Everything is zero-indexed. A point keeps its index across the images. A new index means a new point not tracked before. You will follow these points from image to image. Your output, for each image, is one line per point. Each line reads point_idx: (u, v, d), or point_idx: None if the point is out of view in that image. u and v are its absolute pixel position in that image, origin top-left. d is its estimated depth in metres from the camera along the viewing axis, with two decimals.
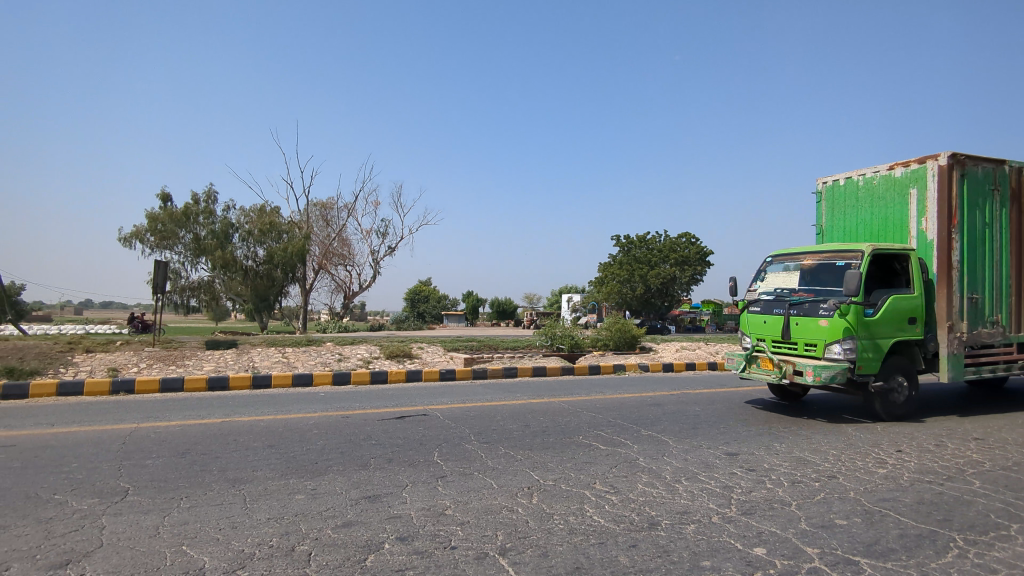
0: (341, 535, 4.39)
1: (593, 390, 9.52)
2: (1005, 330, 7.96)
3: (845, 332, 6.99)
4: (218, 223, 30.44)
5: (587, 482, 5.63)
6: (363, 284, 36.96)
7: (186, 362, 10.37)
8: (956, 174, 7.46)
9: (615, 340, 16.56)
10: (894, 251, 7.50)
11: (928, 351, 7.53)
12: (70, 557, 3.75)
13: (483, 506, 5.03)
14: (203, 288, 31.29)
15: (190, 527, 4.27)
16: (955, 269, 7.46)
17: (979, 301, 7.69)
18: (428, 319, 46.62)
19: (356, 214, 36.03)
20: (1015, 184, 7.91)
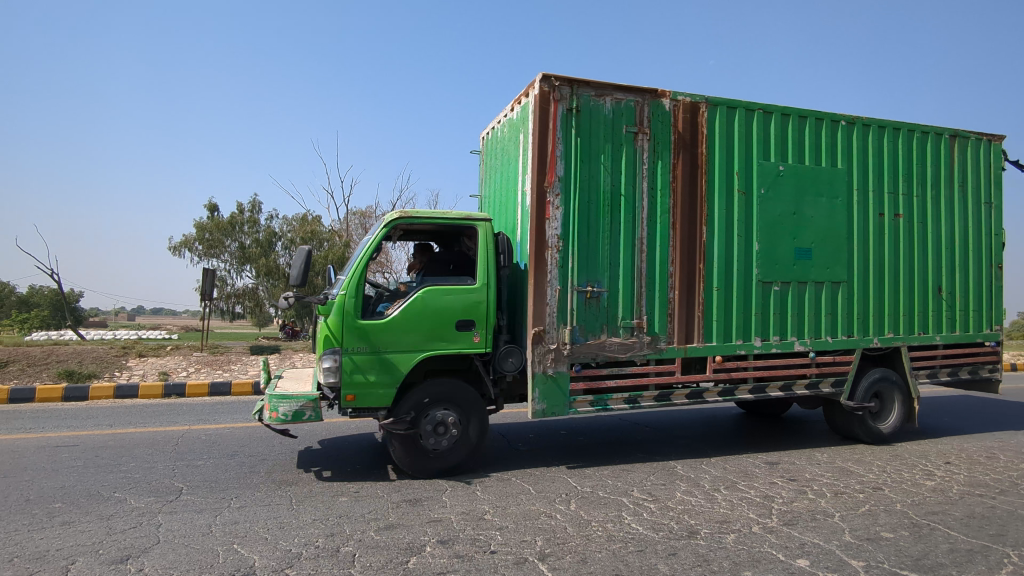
0: (384, 537, 4.48)
1: None
2: (661, 340, 5.70)
3: (324, 343, 5.16)
4: (262, 233, 31.25)
5: (625, 490, 5.61)
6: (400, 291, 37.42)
7: (232, 366, 10.68)
8: (554, 105, 5.29)
9: None
10: (448, 223, 5.44)
11: (505, 373, 5.45)
12: (129, 552, 3.91)
13: (521, 511, 5.07)
14: (247, 295, 32.12)
15: (240, 527, 4.40)
16: (555, 247, 5.32)
17: (608, 295, 5.53)
18: None
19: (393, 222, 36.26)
20: (680, 127, 5.74)
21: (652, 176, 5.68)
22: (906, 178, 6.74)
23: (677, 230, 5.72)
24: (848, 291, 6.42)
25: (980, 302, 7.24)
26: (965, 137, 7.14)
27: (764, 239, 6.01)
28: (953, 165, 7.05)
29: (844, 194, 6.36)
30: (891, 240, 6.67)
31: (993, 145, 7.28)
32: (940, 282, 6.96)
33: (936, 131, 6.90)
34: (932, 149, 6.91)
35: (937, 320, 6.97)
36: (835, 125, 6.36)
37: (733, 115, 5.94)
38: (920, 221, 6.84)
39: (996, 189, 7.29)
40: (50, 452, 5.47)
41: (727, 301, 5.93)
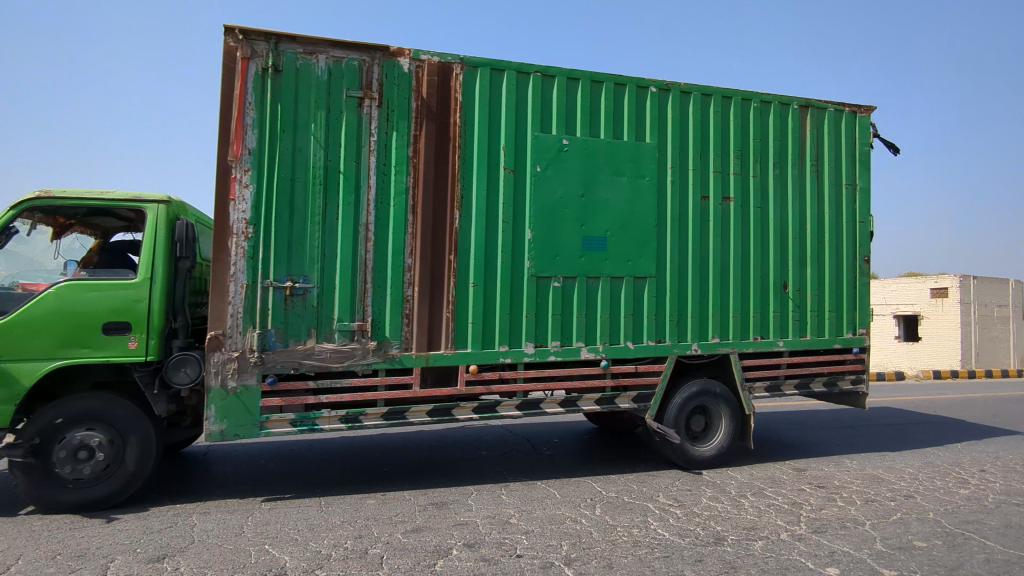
0: (411, 539, 4.53)
1: None
2: (393, 347, 4.81)
3: None
4: None
5: (651, 495, 5.59)
6: None
7: None
8: (245, 63, 4.47)
9: None
10: (93, 203, 4.50)
11: (177, 386, 4.44)
12: (166, 551, 4.02)
13: (547, 515, 5.08)
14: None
15: (271, 527, 4.49)
16: (241, 234, 4.43)
17: (320, 293, 4.65)
18: None
19: None
20: (422, 91, 4.90)
21: (383, 150, 4.80)
22: (739, 156, 5.90)
23: (417, 216, 4.88)
24: (658, 287, 5.59)
25: (848, 301, 6.34)
26: (819, 107, 6.26)
27: (541, 227, 5.18)
28: (787, 136, 6.11)
29: (650, 173, 5.54)
30: (722, 228, 5.83)
31: (852, 115, 6.40)
32: (787, 278, 6.08)
33: (780, 100, 6.05)
34: (776, 122, 6.06)
35: (790, 322, 6.06)
36: (643, 93, 5.56)
37: (497, 80, 5.08)
38: (762, 207, 6.00)
39: (866, 167, 6.42)
40: None
41: (485, 299, 5.04)
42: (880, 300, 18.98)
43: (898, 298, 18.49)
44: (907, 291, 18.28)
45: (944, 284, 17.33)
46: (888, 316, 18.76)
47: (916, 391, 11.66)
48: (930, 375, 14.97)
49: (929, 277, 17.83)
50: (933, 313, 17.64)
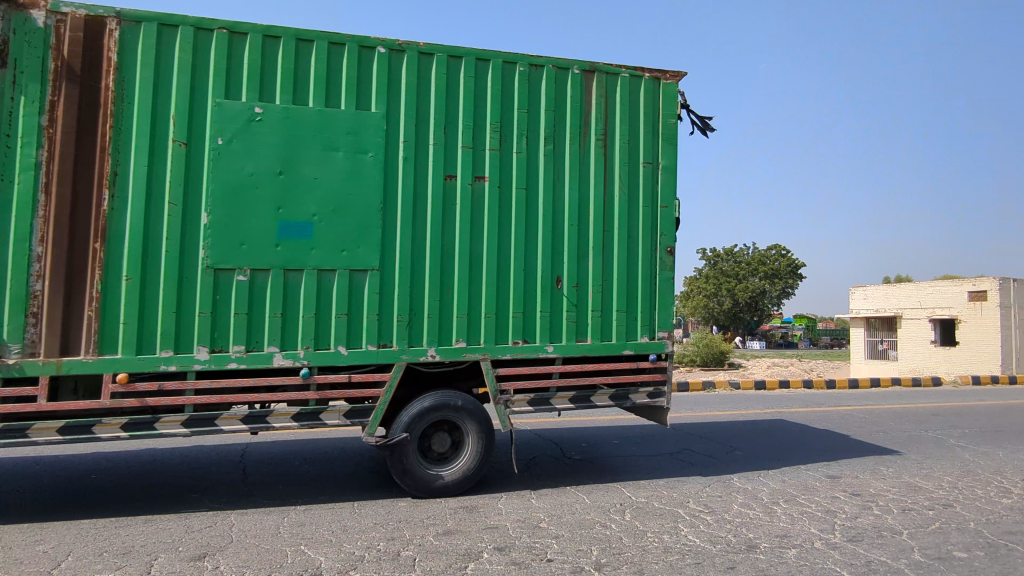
0: (442, 542, 4.58)
1: (684, 408, 9.34)
2: (12, 353, 4.11)
3: None
4: None
5: (681, 501, 5.55)
6: None
7: None
8: None
9: (703, 357, 16.09)
10: None
11: None
12: (206, 550, 4.13)
13: (576, 520, 5.08)
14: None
15: (306, 528, 4.59)
16: None
17: None
18: None
19: None
20: (61, 50, 4.24)
21: (7, 117, 4.14)
22: (496, 127, 5.11)
23: (52, 196, 4.19)
24: (385, 284, 4.82)
25: (643, 296, 5.54)
26: (610, 72, 5.51)
27: (220, 211, 4.49)
28: (570, 106, 5.35)
29: (347, 146, 4.75)
30: (480, 214, 5.06)
31: (667, 84, 5.68)
32: (561, 271, 5.28)
33: (554, 63, 5.28)
34: (525, 88, 5.20)
35: (564, 325, 5.27)
36: (370, 54, 4.82)
37: (169, 37, 4.44)
38: (525, 187, 5.19)
39: (668, 144, 5.65)
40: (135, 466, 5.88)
41: (148, 297, 4.35)
42: (915, 303, 18.56)
43: (934, 301, 18.06)
44: (944, 295, 17.85)
45: (983, 287, 16.92)
46: (924, 319, 18.30)
47: (954, 396, 11.35)
48: (969, 380, 14.55)
49: (966, 279, 17.41)
50: (971, 317, 17.22)
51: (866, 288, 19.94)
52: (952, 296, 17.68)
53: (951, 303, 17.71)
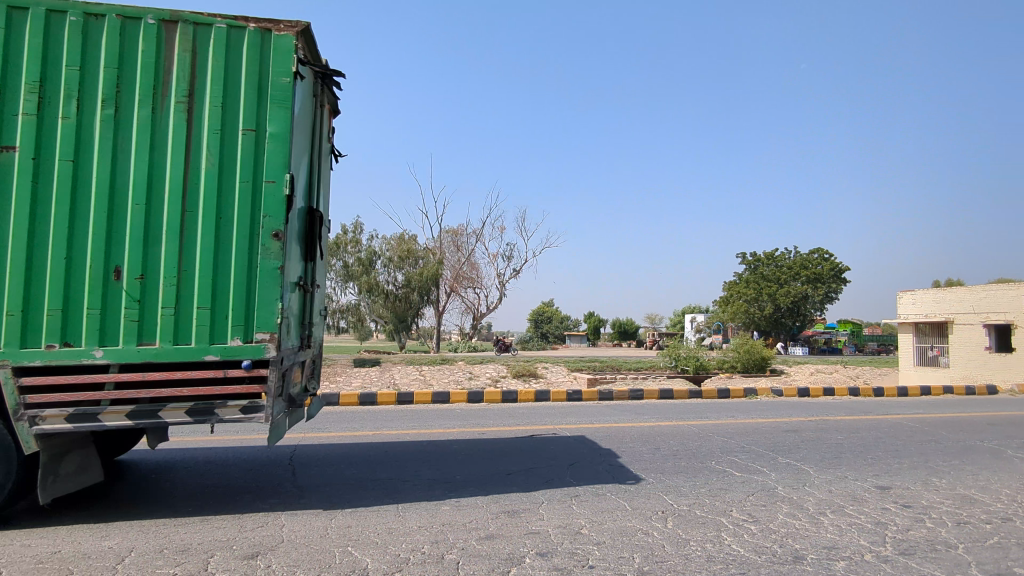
0: (485, 546, 4.62)
1: (724, 414, 9.21)
2: None
3: None
4: (364, 252, 32.70)
5: (724, 509, 5.47)
6: (489, 305, 38.11)
7: (338, 379, 11.36)
8: None
9: (743, 362, 15.78)
10: None
11: None
12: (258, 549, 4.28)
13: (617, 527, 5.06)
14: (348, 310, 33.59)
15: (353, 530, 4.70)
16: None
17: None
18: (551, 339, 47.21)
19: (483, 239, 37.02)
20: None
21: None
22: (32, 88, 4.12)
23: None
24: None
25: (225, 296, 4.34)
26: (201, 20, 4.38)
27: None
28: (142, 62, 4.27)
29: None
30: (12, 194, 4.07)
31: (280, 36, 4.48)
32: (121, 260, 4.21)
33: (117, 11, 4.23)
34: (88, 42, 4.20)
35: (116, 328, 4.15)
36: None
37: None
38: (74, 159, 4.17)
39: (279, 108, 4.45)
40: (190, 457, 6.08)
41: None
42: (968, 307, 17.85)
43: (987, 305, 17.33)
44: (998, 299, 17.08)
45: None
46: (977, 324, 17.58)
47: (1012, 406, 10.85)
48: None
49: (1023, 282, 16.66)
50: None
51: (915, 291, 19.35)
52: (1007, 301, 16.91)
53: (1006, 308, 16.94)
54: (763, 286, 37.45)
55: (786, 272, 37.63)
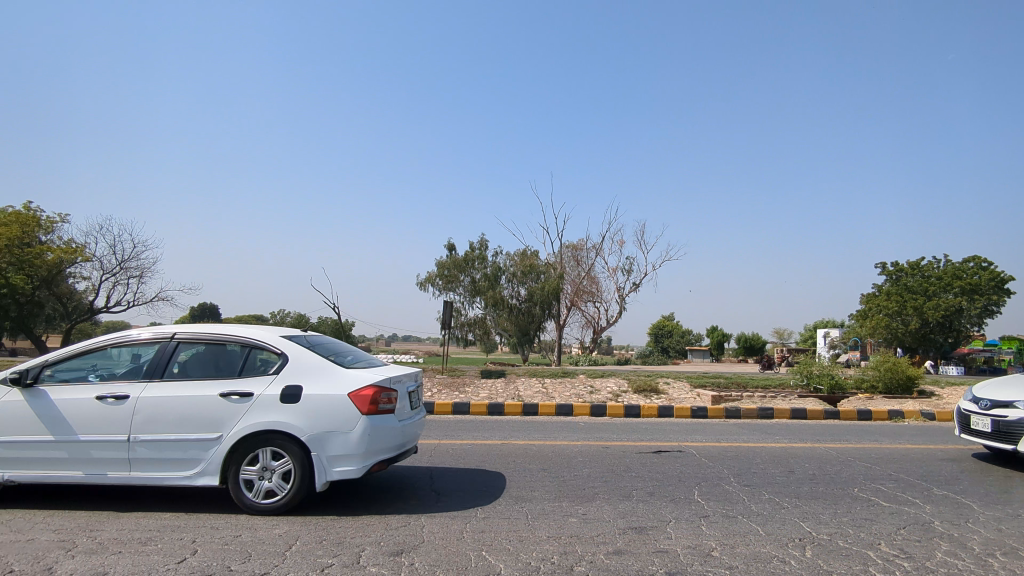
0: (613, 561, 4.62)
1: (866, 438, 8.54)
2: None
3: None
4: (490, 267, 33.93)
5: (871, 542, 5.08)
6: (609, 318, 37.85)
7: (466, 389, 11.92)
8: None
9: (885, 382, 14.44)
10: None
11: None
12: (403, 546, 4.61)
13: (752, 552, 4.84)
14: (474, 323, 34.78)
15: (486, 535, 4.92)
16: None
17: None
18: (672, 354, 45.98)
19: (602, 252, 36.90)
20: None
21: None
22: None
23: None
24: None
25: None
26: None
27: None
28: None
29: None
30: None
31: None
32: None
33: None
34: None
35: None
36: None
37: None
38: None
39: None
40: None
41: None
42: None
43: None
44: None
45: None
46: None
47: None
48: None
49: None
50: None
51: None
52: None
53: None
54: (907, 298, 34.03)
55: (934, 283, 34.00)
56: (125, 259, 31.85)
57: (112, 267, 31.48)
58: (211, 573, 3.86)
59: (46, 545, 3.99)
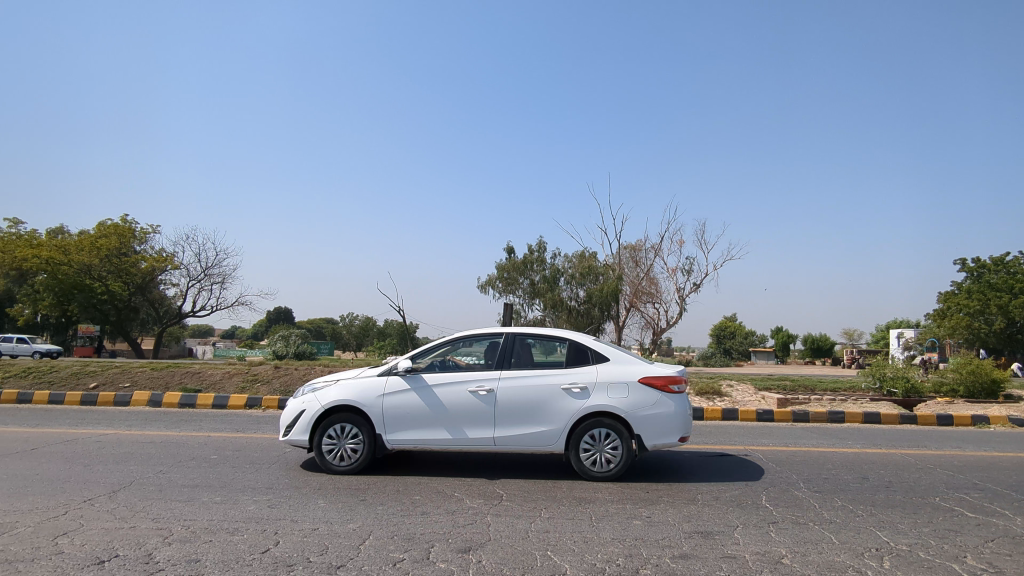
0: (680, 565, 4.58)
1: (947, 445, 8.11)
2: None
3: None
4: (549, 269, 34.01)
5: (955, 554, 4.83)
6: (669, 318, 37.22)
7: None
8: None
9: (967, 386, 13.62)
10: None
11: None
12: (470, 544, 4.73)
13: (825, 561, 4.69)
14: (534, 324, 34.91)
15: (552, 536, 4.98)
16: None
17: None
18: (735, 356, 44.76)
19: (661, 252, 36.33)
20: None
21: None
22: None
23: None
24: None
25: None
26: None
27: None
28: None
29: None
30: None
31: None
32: None
33: None
34: None
35: None
36: None
37: None
38: None
39: None
40: (408, 453, 6.88)
41: None
42: None
43: None
44: None
45: None
46: None
47: None
48: None
49: None
50: None
51: None
52: None
53: None
54: (991, 296, 31.92)
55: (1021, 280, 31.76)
56: (210, 266, 33.72)
57: (198, 273, 33.40)
58: (292, 564, 4.07)
59: (146, 533, 4.31)
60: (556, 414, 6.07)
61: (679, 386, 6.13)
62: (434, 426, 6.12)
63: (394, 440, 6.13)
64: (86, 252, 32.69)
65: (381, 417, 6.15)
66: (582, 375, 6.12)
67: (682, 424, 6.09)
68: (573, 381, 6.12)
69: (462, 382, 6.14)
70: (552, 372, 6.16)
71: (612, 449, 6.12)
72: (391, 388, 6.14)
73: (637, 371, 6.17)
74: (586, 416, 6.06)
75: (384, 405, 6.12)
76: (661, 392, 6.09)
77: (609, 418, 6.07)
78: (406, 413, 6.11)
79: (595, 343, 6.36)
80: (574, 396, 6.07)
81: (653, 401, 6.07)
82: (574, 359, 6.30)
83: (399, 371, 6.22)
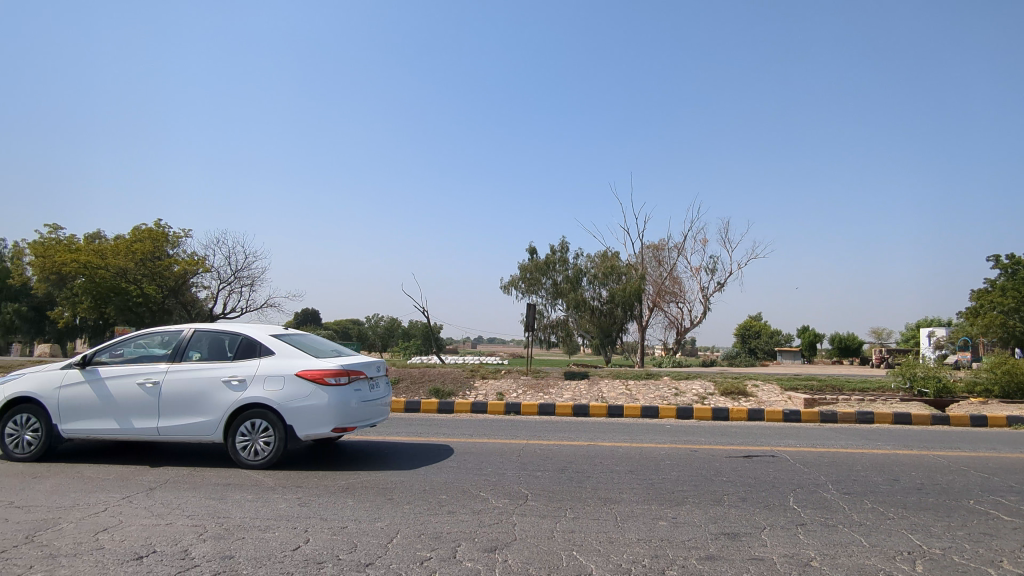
0: (707, 566, 4.55)
1: (982, 446, 7.93)
2: None
3: None
4: (571, 270, 33.97)
5: (991, 558, 4.73)
6: (693, 318, 36.91)
7: (550, 391, 12.08)
8: None
9: (1001, 386, 13.29)
10: None
11: None
12: (496, 543, 4.76)
13: (856, 564, 4.63)
14: (557, 325, 34.90)
15: (577, 536, 4.99)
16: None
17: None
18: (761, 356, 44.22)
19: (684, 251, 36.06)
20: None
21: None
22: None
23: None
24: None
25: None
26: None
27: None
28: None
29: None
30: None
31: None
32: None
33: None
34: None
35: None
36: None
37: None
38: None
39: None
40: (433, 452, 6.94)
41: None
42: None
43: None
44: None
45: None
46: None
47: None
48: None
49: None
50: None
51: None
52: None
53: None
54: None
55: None
56: (239, 269, 34.42)
57: (228, 276, 34.07)
58: (322, 561, 4.15)
59: (182, 529, 4.43)
60: (214, 406, 6.06)
61: (335, 378, 6.05)
62: (102, 416, 6.21)
63: (67, 430, 6.24)
64: (121, 256, 33.58)
65: (58, 408, 6.26)
66: (243, 368, 6.10)
67: (337, 416, 5.98)
68: (232, 374, 6.10)
69: (131, 373, 6.23)
70: (215, 366, 6.16)
71: (264, 442, 6.05)
72: (64, 380, 6.26)
73: (295, 364, 6.11)
74: (244, 408, 5.99)
75: (60, 397, 6.25)
76: (316, 384, 5.99)
77: (267, 410, 5.98)
78: (79, 404, 6.21)
79: (265, 338, 6.39)
80: (231, 388, 6.05)
81: (309, 393, 5.97)
82: (244, 353, 6.32)
83: (77, 364, 6.33)
